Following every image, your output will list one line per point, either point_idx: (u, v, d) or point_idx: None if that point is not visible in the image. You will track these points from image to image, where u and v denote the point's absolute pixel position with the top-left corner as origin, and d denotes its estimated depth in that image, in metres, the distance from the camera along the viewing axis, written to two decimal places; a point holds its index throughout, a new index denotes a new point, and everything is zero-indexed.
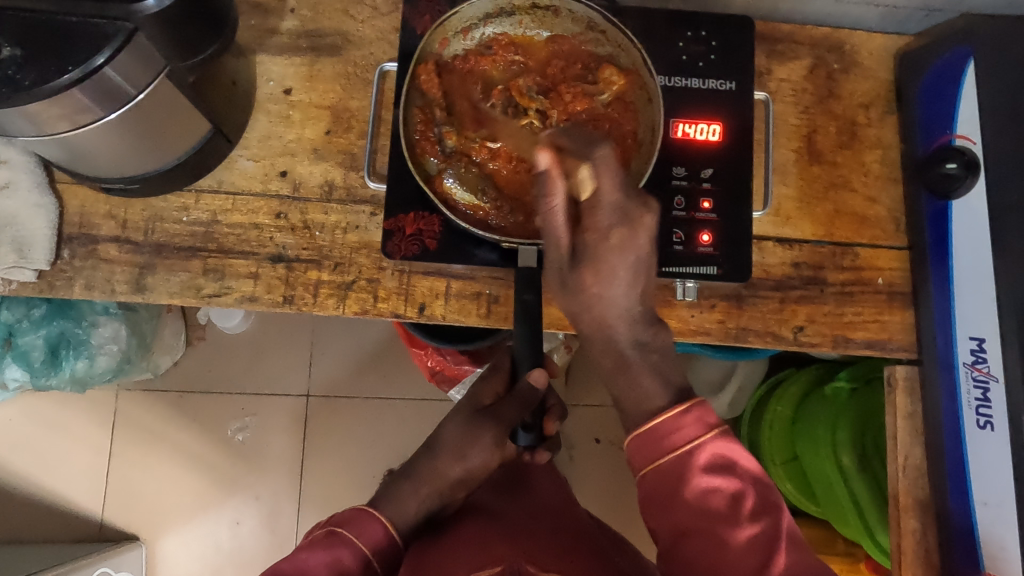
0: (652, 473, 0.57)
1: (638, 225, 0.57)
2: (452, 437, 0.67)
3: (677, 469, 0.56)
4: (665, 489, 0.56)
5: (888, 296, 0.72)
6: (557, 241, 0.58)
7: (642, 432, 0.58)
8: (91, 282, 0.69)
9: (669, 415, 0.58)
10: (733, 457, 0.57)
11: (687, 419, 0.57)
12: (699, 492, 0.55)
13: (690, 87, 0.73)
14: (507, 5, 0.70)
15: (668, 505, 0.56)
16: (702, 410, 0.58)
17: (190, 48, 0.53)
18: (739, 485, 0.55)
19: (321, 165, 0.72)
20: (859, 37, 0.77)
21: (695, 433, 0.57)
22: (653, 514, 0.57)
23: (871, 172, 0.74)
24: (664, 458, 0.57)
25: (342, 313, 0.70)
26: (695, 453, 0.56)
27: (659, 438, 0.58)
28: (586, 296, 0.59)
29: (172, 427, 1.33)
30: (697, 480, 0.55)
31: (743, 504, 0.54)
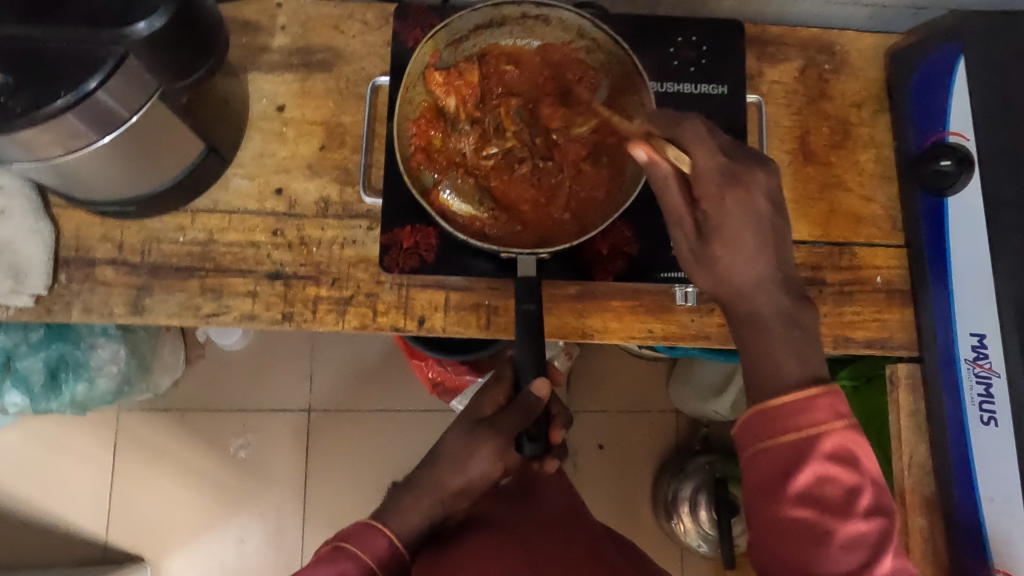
0: (766, 449, 0.50)
1: (750, 183, 0.53)
2: (451, 448, 0.64)
3: (795, 454, 0.49)
4: (772, 471, 0.50)
5: (887, 295, 0.72)
6: (680, 220, 0.56)
7: (763, 405, 0.51)
8: (89, 304, 0.69)
9: (801, 395, 0.50)
10: (860, 452, 0.49)
11: (819, 403, 0.50)
12: (814, 480, 0.48)
13: (683, 92, 0.72)
14: (498, 15, 0.68)
15: (773, 486, 0.49)
16: (835, 398, 0.50)
17: (183, 69, 0.53)
18: (858, 480, 0.48)
19: (316, 181, 0.72)
20: (848, 37, 0.77)
21: (826, 419, 0.49)
22: (751, 488, 0.51)
23: (865, 171, 0.75)
24: (784, 438, 0.50)
25: (342, 328, 0.70)
26: (822, 440, 0.49)
27: (784, 416, 0.50)
28: (716, 269, 0.55)
29: (174, 446, 1.33)
30: (813, 468, 0.48)
31: (859, 499, 0.48)
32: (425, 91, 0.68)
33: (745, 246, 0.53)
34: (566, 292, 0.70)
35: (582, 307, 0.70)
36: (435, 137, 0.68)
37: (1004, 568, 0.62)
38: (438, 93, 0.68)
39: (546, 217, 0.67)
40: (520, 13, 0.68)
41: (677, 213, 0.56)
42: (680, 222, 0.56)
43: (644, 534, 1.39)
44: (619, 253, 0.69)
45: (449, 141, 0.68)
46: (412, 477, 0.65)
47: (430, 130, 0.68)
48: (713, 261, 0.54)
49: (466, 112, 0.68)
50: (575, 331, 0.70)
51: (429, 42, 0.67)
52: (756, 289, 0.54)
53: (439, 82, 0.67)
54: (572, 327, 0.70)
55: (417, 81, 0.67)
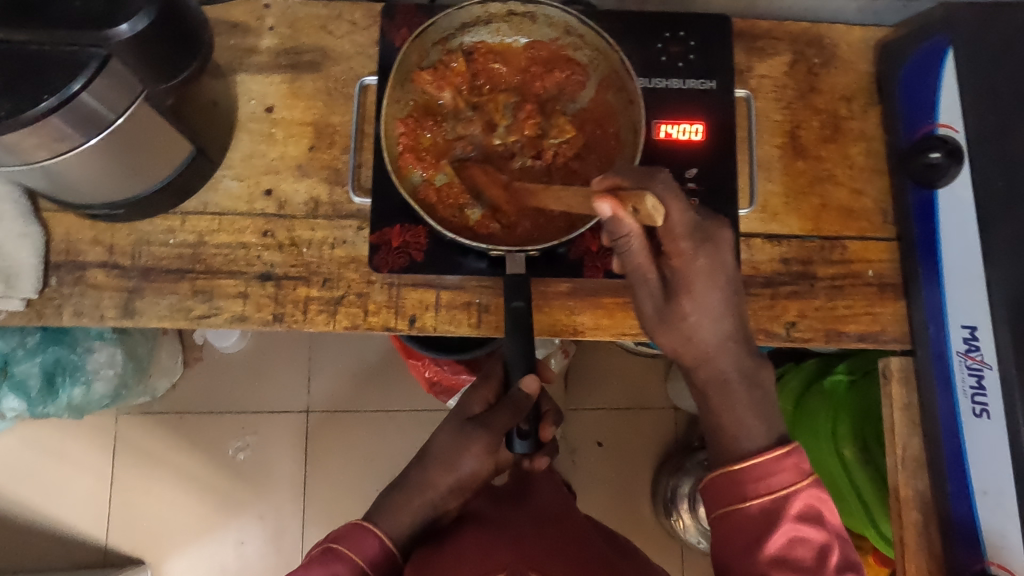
0: (735, 515, 0.57)
1: (716, 240, 0.59)
2: (443, 444, 0.63)
3: (765, 517, 0.56)
4: (747, 535, 0.56)
5: (879, 288, 0.72)
6: (645, 277, 0.58)
7: (730, 470, 0.58)
8: (80, 308, 0.69)
9: (770, 456, 0.57)
10: (824, 510, 0.56)
11: (785, 463, 0.57)
12: (786, 542, 0.55)
13: (671, 88, 0.71)
14: (484, 13, 0.68)
15: (749, 547, 0.55)
16: (800, 456, 0.57)
17: (168, 70, 0.53)
18: (826, 538, 0.55)
19: (306, 182, 0.72)
20: (837, 31, 0.77)
21: (791, 479, 0.56)
22: (729, 555, 0.56)
23: (856, 165, 0.75)
24: (752, 502, 0.56)
25: (333, 328, 0.70)
26: (789, 501, 0.56)
27: (750, 479, 0.57)
28: (682, 325, 0.59)
29: (173, 448, 1.34)
30: (787, 529, 0.55)
31: (826, 558, 0.54)
32: (415, 89, 0.68)
33: (710, 302, 0.59)
34: (557, 289, 0.70)
35: (574, 305, 0.70)
36: (423, 136, 0.67)
37: (997, 560, 0.62)
38: (429, 89, 0.68)
39: (536, 215, 0.66)
40: (506, 10, 0.67)
41: (642, 271, 0.58)
42: (646, 281, 0.59)
43: (644, 532, 1.39)
44: (608, 249, 0.69)
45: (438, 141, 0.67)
46: (405, 476, 0.65)
47: (418, 129, 0.67)
48: (680, 315, 0.59)
49: (455, 110, 0.68)
50: (566, 329, 0.70)
51: (415, 40, 0.67)
52: (721, 348, 0.60)
53: (429, 80, 0.68)
54: (563, 324, 0.70)
55: (404, 81, 0.67)
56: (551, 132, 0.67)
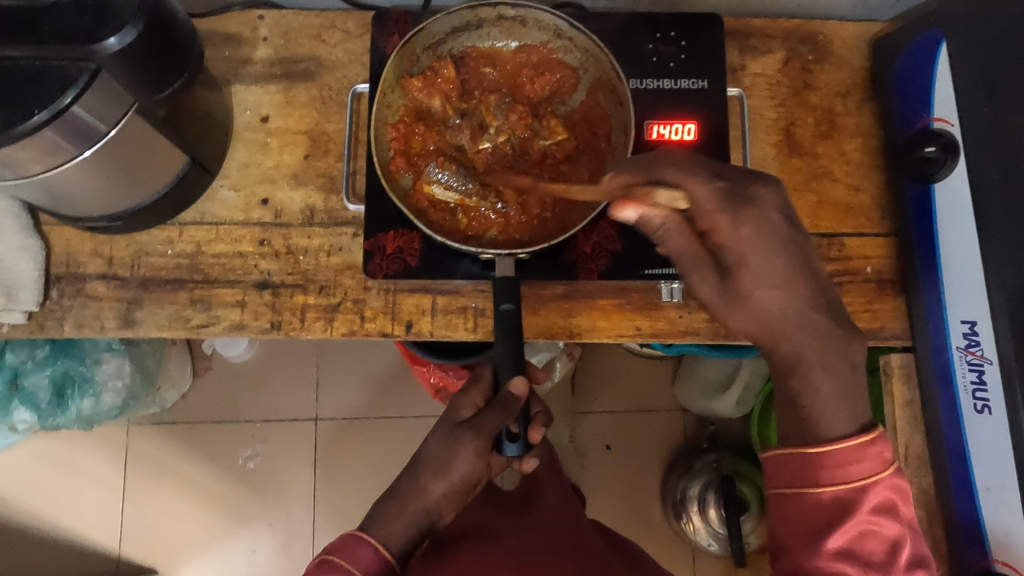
0: (803, 500, 0.49)
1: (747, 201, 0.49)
2: (432, 452, 0.62)
3: (837, 506, 0.48)
4: (812, 522, 0.48)
5: (878, 284, 0.72)
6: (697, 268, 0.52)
7: (808, 453, 0.49)
8: (81, 319, 0.69)
9: (853, 443, 0.48)
10: (900, 501, 0.49)
11: (868, 452, 0.48)
12: (855, 534, 0.47)
13: (662, 88, 0.71)
14: (475, 18, 0.68)
15: (812, 538, 0.48)
16: (884, 444, 0.49)
17: (156, 82, 0.54)
18: (899, 532, 0.48)
19: (301, 190, 0.73)
20: (831, 27, 0.76)
21: (873, 469, 0.48)
22: (787, 542, 0.49)
23: (852, 160, 0.74)
24: (825, 489, 0.48)
25: (330, 335, 0.70)
26: (868, 492, 0.48)
27: (828, 465, 0.48)
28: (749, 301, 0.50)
29: (184, 458, 1.35)
30: (859, 521, 0.47)
31: (897, 553, 0.47)
32: (405, 95, 0.68)
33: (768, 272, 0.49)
34: (552, 292, 0.70)
35: (569, 307, 0.70)
36: (414, 141, 0.67)
37: (1000, 558, 0.61)
38: (418, 96, 0.68)
39: (523, 219, 0.65)
40: (496, 15, 0.67)
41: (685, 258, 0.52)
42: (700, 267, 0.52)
43: (655, 534, 1.39)
44: (602, 251, 0.69)
45: (427, 145, 0.67)
46: None
47: (409, 134, 0.67)
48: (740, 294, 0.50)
49: (446, 115, 0.67)
50: (562, 331, 0.69)
51: (405, 46, 0.67)
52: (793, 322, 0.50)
53: (419, 87, 0.67)
54: (559, 326, 0.69)
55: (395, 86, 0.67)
56: (542, 133, 0.66)
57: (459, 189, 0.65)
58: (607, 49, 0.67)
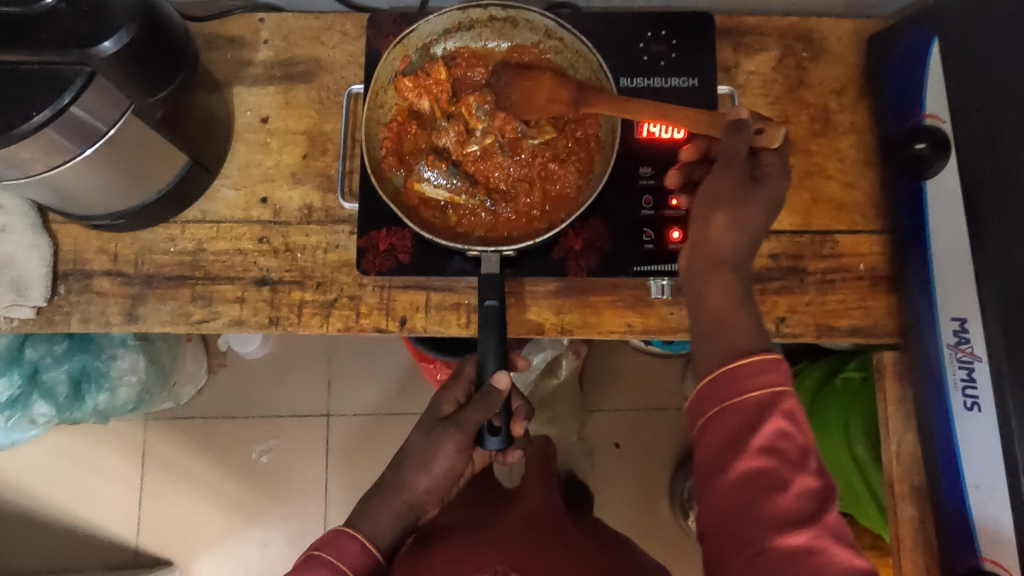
0: (725, 411, 0.50)
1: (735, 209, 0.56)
2: (413, 447, 0.63)
3: (755, 408, 0.49)
4: (731, 429, 0.49)
5: (871, 282, 0.72)
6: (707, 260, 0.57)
7: (727, 367, 0.51)
8: (87, 314, 0.72)
9: (764, 355, 0.50)
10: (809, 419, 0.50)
11: (777, 364, 0.50)
12: (773, 433, 0.48)
13: (653, 87, 0.71)
14: (466, 19, 0.69)
15: (734, 443, 0.48)
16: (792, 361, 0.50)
17: (152, 83, 0.57)
18: (810, 439, 0.48)
19: (300, 189, 0.74)
20: (826, 24, 0.76)
21: (783, 378, 0.49)
22: (706, 449, 0.49)
23: (846, 158, 0.74)
24: (747, 394, 0.49)
25: (327, 330, 0.72)
26: (782, 395, 0.49)
27: (750, 372, 0.50)
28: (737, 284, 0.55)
29: (199, 452, 1.38)
30: (773, 421, 0.48)
31: (809, 458, 0.48)
32: (397, 95, 0.69)
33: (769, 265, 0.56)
34: (544, 289, 0.71)
35: (561, 304, 0.71)
36: (406, 141, 0.69)
37: (988, 557, 0.61)
38: (409, 96, 0.69)
39: (511, 217, 0.67)
40: (486, 16, 0.68)
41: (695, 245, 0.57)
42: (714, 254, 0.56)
43: (663, 532, 1.39)
44: (591, 249, 0.69)
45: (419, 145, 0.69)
46: None
47: (401, 133, 0.69)
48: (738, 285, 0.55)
49: (436, 116, 0.68)
50: (554, 327, 0.70)
51: (397, 47, 0.69)
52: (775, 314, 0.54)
53: (410, 87, 0.68)
54: (551, 323, 0.70)
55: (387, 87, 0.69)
56: (530, 133, 0.67)
57: (449, 186, 0.67)
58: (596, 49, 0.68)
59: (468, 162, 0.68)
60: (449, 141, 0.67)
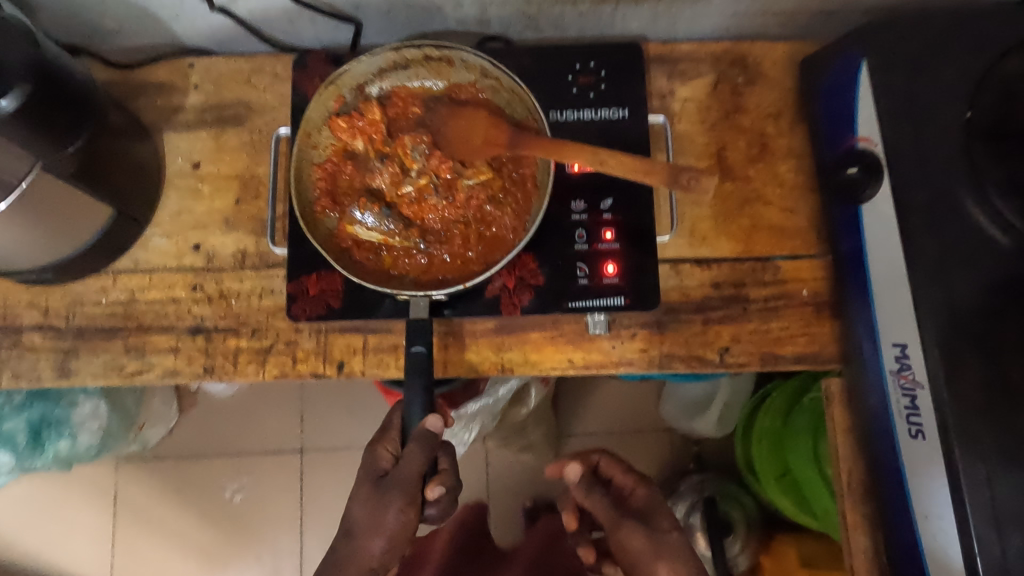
0: None
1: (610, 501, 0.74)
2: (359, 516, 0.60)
3: None
4: None
5: (815, 307, 0.70)
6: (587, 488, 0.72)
7: None
8: (18, 370, 0.70)
9: None
10: None
11: None
12: None
13: (583, 119, 0.70)
14: (400, 57, 0.64)
15: None
16: None
17: (62, 135, 0.56)
18: None
19: (233, 235, 0.73)
20: (761, 48, 0.75)
21: None
22: None
23: (785, 183, 0.73)
24: None
25: (263, 378, 0.71)
26: None
27: None
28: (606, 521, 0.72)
29: (170, 493, 1.36)
30: None
31: None
32: (332, 135, 0.65)
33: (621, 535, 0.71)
34: (483, 327, 0.70)
35: (501, 341, 0.70)
36: (340, 182, 0.65)
37: None
38: (343, 137, 0.65)
39: (446, 261, 0.64)
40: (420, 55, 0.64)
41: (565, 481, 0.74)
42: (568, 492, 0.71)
43: None
44: (523, 286, 0.66)
45: (354, 186, 0.65)
46: None
47: (335, 174, 0.65)
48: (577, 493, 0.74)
49: (369, 157, 0.65)
50: (494, 366, 0.69)
51: (329, 87, 0.65)
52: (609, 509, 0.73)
53: (343, 127, 0.65)
54: (490, 361, 0.70)
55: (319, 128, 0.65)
56: (466, 174, 0.63)
57: (383, 229, 0.64)
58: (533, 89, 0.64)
59: (402, 205, 0.64)
60: (383, 182, 0.64)
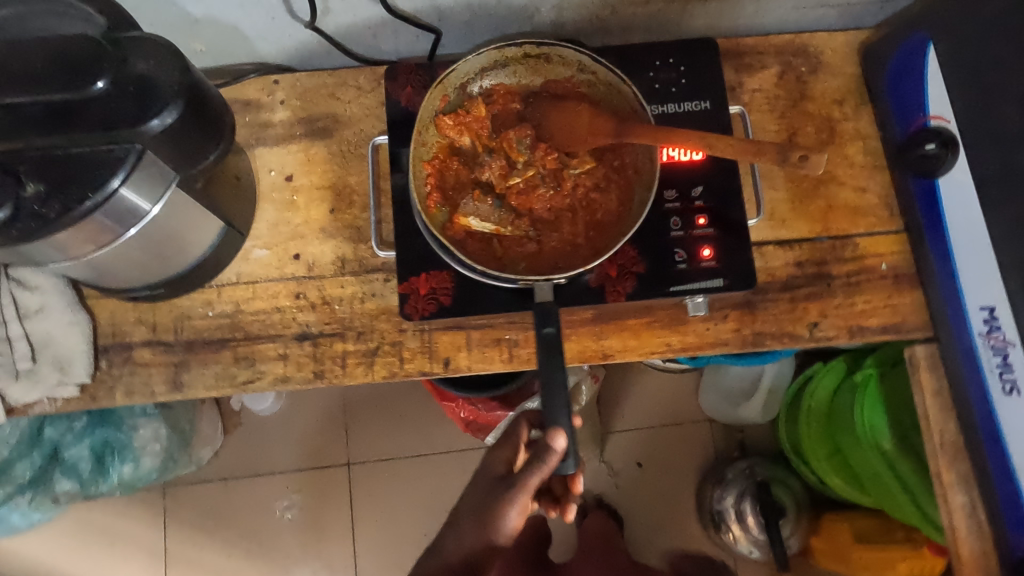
0: None
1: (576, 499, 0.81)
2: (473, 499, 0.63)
3: None
4: None
5: (894, 280, 0.74)
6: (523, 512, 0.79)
7: None
8: (131, 386, 0.72)
9: None
10: None
11: None
12: None
13: (666, 112, 0.74)
14: (501, 57, 0.70)
15: None
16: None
17: (195, 152, 0.56)
18: None
19: (331, 243, 0.75)
20: (821, 39, 0.80)
21: None
22: None
23: (855, 164, 0.77)
24: None
25: (372, 378, 0.73)
26: None
27: None
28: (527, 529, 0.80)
29: (223, 514, 1.37)
30: None
31: None
32: (439, 133, 0.70)
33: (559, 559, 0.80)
34: (583, 317, 0.72)
35: (599, 330, 0.72)
36: (447, 176, 0.70)
37: None
38: (451, 134, 0.70)
39: (557, 245, 0.68)
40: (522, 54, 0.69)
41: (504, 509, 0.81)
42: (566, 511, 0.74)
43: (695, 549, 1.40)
44: (626, 273, 0.70)
45: (462, 180, 0.70)
46: None
47: (444, 170, 0.70)
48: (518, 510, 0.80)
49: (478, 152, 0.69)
50: (595, 354, 0.72)
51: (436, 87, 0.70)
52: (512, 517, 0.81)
53: (451, 125, 0.69)
54: (592, 349, 0.72)
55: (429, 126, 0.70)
56: (572, 163, 0.69)
57: (495, 219, 0.68)
58: (630, 80, 0.69)
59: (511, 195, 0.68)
60: (492, 175, 0.68)
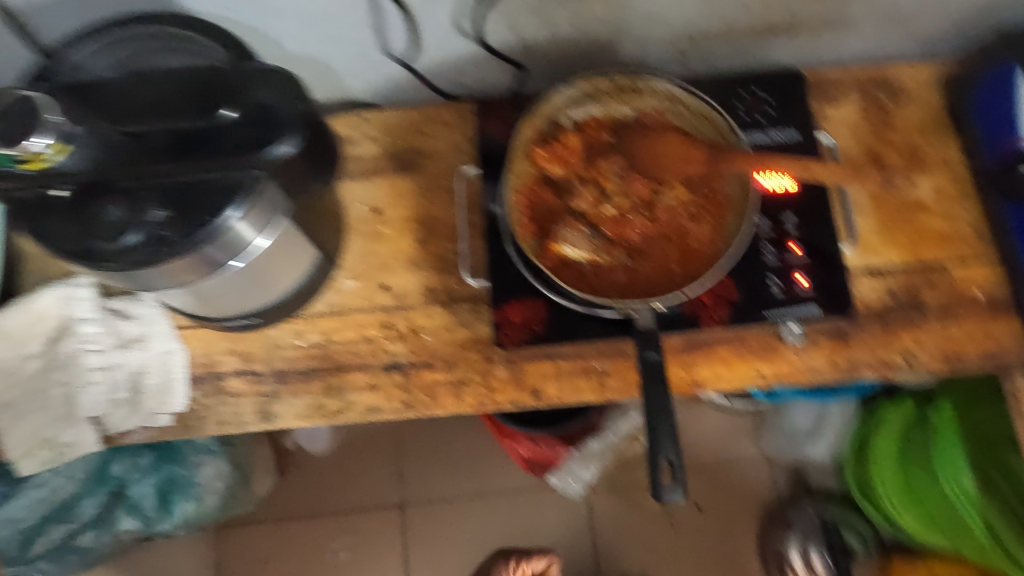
0: None
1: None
2: None
3: None
4: None
5: (990, 308, 0.73)
6: None
7: None
8: (223, 416, 0.73)
9: None
10: None
11: None
12: None
13: (756, 143, 0.75)
14: (592, 88, 0.71)
15: None
16: None
17: (304, 179, 0.57)
18: None
19: (418, 274, 0.76)
20: (902, 69, 0.80)
21: None
22: None
23: (943, 192, 0.76)
24: None
25: (461, 408, 0.73)
26: None
27: None
28: None
29: (277, 556, 1.35)
30: None
31: None
32: (530, 164, 0.71)
33: None
34: (674, 346, 0.72)
35: (690, 359, 0.72)
36: (539, 205, 0.71)
37: None
38: (544, 164, 0.71)
39: (650, 272, 0.68)
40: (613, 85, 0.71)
41: None
42: None
43: None
44: (721, 300, 0.70)
45: (553, 208, 0.70)
46: None
47: (537, 199, 0.71)
48: None
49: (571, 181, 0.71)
50: (686, 383, 0.71)
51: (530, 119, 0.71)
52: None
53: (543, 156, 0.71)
54: (682, 378, 0.71)
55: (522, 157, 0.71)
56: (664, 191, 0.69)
57: (589, 247, 0.68)
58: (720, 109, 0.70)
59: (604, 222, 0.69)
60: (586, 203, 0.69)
